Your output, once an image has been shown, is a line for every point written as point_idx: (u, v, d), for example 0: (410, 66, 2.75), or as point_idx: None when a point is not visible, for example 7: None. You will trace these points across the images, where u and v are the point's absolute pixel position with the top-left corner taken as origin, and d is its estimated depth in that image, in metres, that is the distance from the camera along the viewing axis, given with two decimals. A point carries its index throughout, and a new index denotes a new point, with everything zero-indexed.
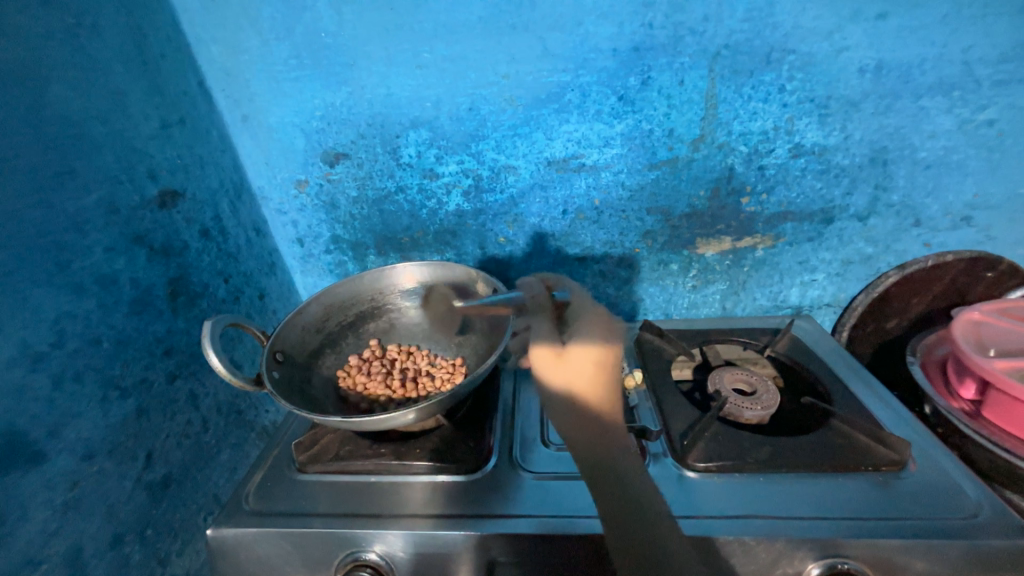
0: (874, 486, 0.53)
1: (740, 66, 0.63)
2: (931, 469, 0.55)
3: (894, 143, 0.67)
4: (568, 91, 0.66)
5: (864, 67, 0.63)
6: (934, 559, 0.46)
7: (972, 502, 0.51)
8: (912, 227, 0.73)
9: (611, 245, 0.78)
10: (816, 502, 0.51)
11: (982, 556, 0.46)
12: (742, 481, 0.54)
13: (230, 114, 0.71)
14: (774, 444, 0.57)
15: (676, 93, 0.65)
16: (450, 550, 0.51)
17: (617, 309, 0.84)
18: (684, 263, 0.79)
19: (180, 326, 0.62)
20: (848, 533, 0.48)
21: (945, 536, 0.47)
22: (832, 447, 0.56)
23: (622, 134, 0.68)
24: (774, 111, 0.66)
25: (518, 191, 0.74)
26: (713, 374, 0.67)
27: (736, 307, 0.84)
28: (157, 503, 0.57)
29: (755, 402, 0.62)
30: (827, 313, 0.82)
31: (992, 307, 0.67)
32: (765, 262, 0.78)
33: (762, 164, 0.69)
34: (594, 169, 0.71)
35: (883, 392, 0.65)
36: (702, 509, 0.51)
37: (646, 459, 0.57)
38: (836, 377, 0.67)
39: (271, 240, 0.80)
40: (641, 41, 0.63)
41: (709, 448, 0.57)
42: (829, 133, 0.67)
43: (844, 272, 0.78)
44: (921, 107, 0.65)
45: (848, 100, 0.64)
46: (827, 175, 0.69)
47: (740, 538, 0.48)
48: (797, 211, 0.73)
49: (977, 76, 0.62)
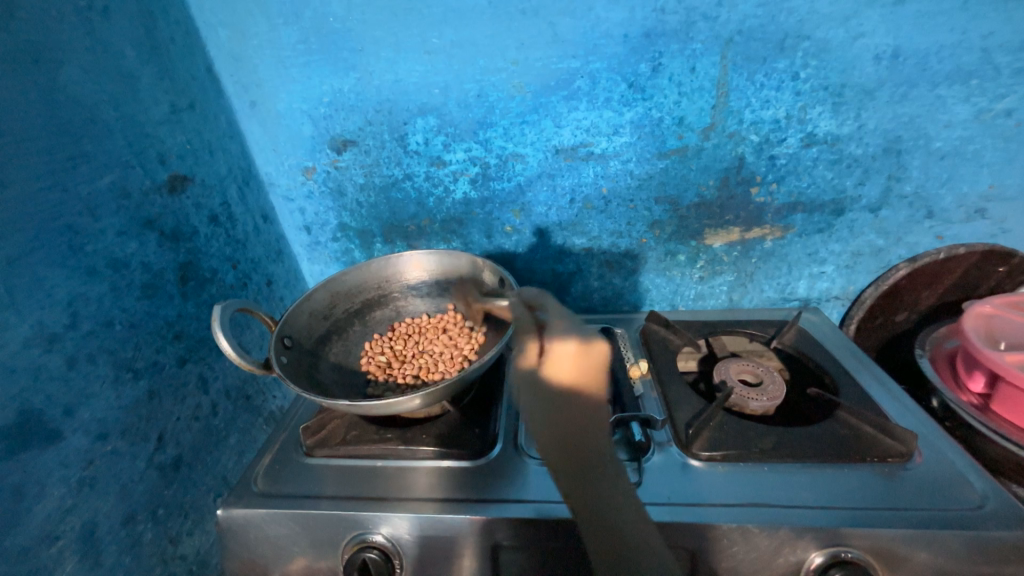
0: (878, 478, 0.52)
1: (754, 52, 0.62)
2: (936, 460, 0.54)
3: (909, 133, 0.66)
4: (578, 77, 0.65)
5: (881, 54, 0.61)
6: (938, 550, 0.46)
7: (977, 494, 0.50)
8: (924, 219, 0.72)
9: (618, 235, 0.77)
10: (820, 492, 0.51)
11: (987, 547, 0.46)
12: (746, 471, 0.54)
13: (238, 100, 0.71)
14: (780, 434, 0.57)
15: (687, 81, 0.64)
16: (455, 534, 0.51)
17: (623, 299, 0.84)
18: (691, 254, 0.78)
19: (190, 310, 0.63)
20: (852, 523, 0.48)
21: (949, 527, 0.47)
22: (838, 438, 0.56)
23: (632, 122, 0.67)
24: (786, 99, 0.65)
25: (525, 180, 0.73)
26: (718, 365, 0.67)
27: (743, 299, 0.83)
28: (168, 483, 0.58)
29: (761, 393, 0.62)
30: (835, 305, 0.82)
31: (1004, 301, 0.66)
32: (773, 254, 0.77)
33: (773, 153, 0.68)
34: (602, 158, 0.71)
35: (890, 384, 0.65)
36: (705, 497, 0.51)
37: (651, 447, 0.57)
38: (843, 369, 0.67)
39: (278, 227, 0.80)
40: (652, 27, 0.62)
41: (714, 437, 0.57)
42: (842, 122, 0.65)
43: (854, 264, 0.77)
44: (937, 96, 0.63)
45: (863, 88, 0.63)
46: (839, 166, 0.69)
47: (743, 525, 0.48)
48: (808, 202, 0.72)
49: (997, 64, 0.61)
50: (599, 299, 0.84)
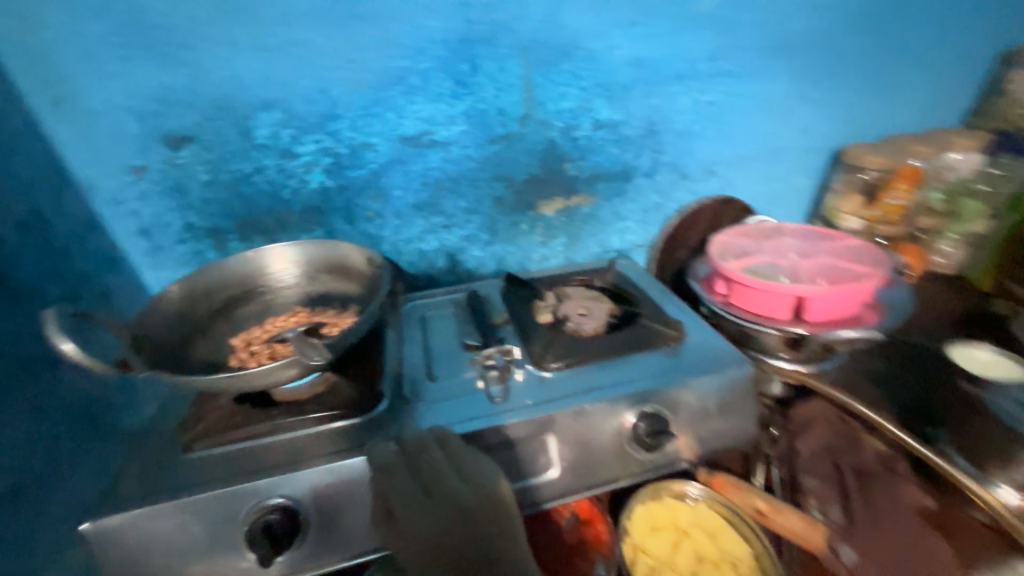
0: (667, 355, 0.74)
1: (545, 57, 0.80)
2: (699, 336, 0.79)
3: (658, 118, 0.92)
4: (410, 75, 0.76)
5: (629, 61, 0.85)
6: (699, 390, 0.69)
7: (721, 349, 0.75)
8: (681, 180, 1.01)
9: (469, 210, 0.90)
10: (629, 372, 0.70)
11: (726, 380, 0.70)
12: (582, 369, 0.71)
13: (37, 97, 0.65)
14: (602, 340, 0.76)
15: (500, 79, 0.80)
16: (355, 475, 0.57)
17: (483, 266, 0.97)
18: (530, 222, 0.95)
19: (9, 325, 0.56)
20: (650, 384, 0.68)
21: (704, 371, 0.70)
22: (639, 335, 0.78)
23: (462, 113, 0.81)
24: (575, 93, 0.85)
25: (378, 166, 0.81)
26: (559, 305, 0.85)
27: (577, 255, 1.03)
28: (9, 513, 0.52)
29: (588, 318, 0.82)
30: (640, 251, 1.08)
31: (732, 230, 0.97)
32: (589, 215, 0.99)
33: (574, 135, 0.88)
34: (443, 144, 0.82)
35: (672, 298, 0.91)
36: (556, 394, 0.67)
37: (514, 370, 0.72)
38: (644, 293, 0.91)
39: (108, 234, 0.74)
40: (466, 34, 0.75)
41: (558, 352, 0.74)
42: (616, 110, 0.88)
43: (645, 217, 1.03)
44: (670, 92, 0.90)
45: (623, 85, 0.87)
46: (620, 143, 0.92)
47: (581, 404, 0.64)
48: (605, 172, 0.94)
49: (698, 69, 0.90)
50: (463, 269, 0.96)
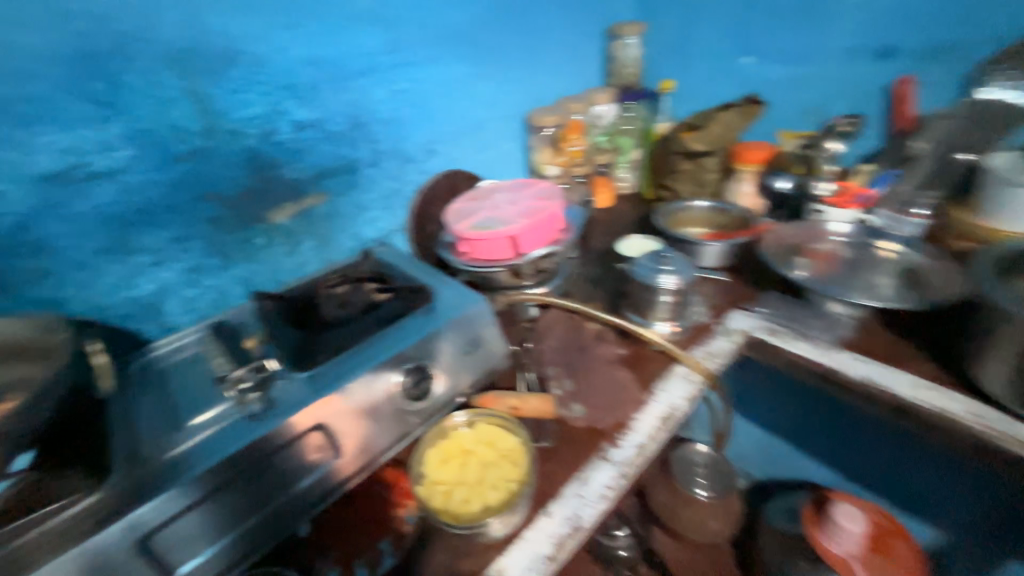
0: (421, 315, 0.83)
1: (204, 65, 0.77)
2: (448, 290, 0.91)
3: (360, 111, 0.98)
4: (19, 104, 0.64)
5: (305, 61, 0.88)
6: (450, 334, 0.81)
7: (466, 295, 0.88)
8: (407, 163, 1.11)
9: (182, 239, 0.82)
10: (388, 340, 0.77)
11: (469, 319, 0.84)
12: (344, 354, 0.75)
13: None
14: (359, 323, 0.79)
15: (156, 94, 0.74)
16: (100, 558, 0.52)
17: (229, 293, 0.91)
18: (265, 234, 0.92)
19: None
20: (405, 344, 0.75)
21: (450, 317, 0.82)
22: (396, 307, 0.84)
23: (120, 136, 0.72)
24: (257, 99, 0.84)
25: (18, 218, 0.67)
26: (315, 305, 0.85)
27: (335, 254, 1.05)
28: None
29: (344, 307, 0.83)
30: (398, 234, 1.15)
31: (461, 197, 1.14)
32: (330, 213, 1.01)
33: (277, 140, 0.88)
34: (109, 175, 0.72)
35: (423, 266, 1.01)
36: (320, 385, 0.69)
37: (274, 382, 0.70)
38: (400, 271, 0.99)
39: None
40: (82, 49, 0.67)
41: (316, 350, 0.74)
42: (312, 109, 0.91)
43: (388, 203, 1.10)
44: (361, 85, 0.97)
45: (309, 85, 0.89)
46: (331, 140, 0.96)
47: (343, 384, 0.68)
48: (328, 170, 0.97)
49: (380, 62, 0.99)
50: (203, 302, 0.88)
